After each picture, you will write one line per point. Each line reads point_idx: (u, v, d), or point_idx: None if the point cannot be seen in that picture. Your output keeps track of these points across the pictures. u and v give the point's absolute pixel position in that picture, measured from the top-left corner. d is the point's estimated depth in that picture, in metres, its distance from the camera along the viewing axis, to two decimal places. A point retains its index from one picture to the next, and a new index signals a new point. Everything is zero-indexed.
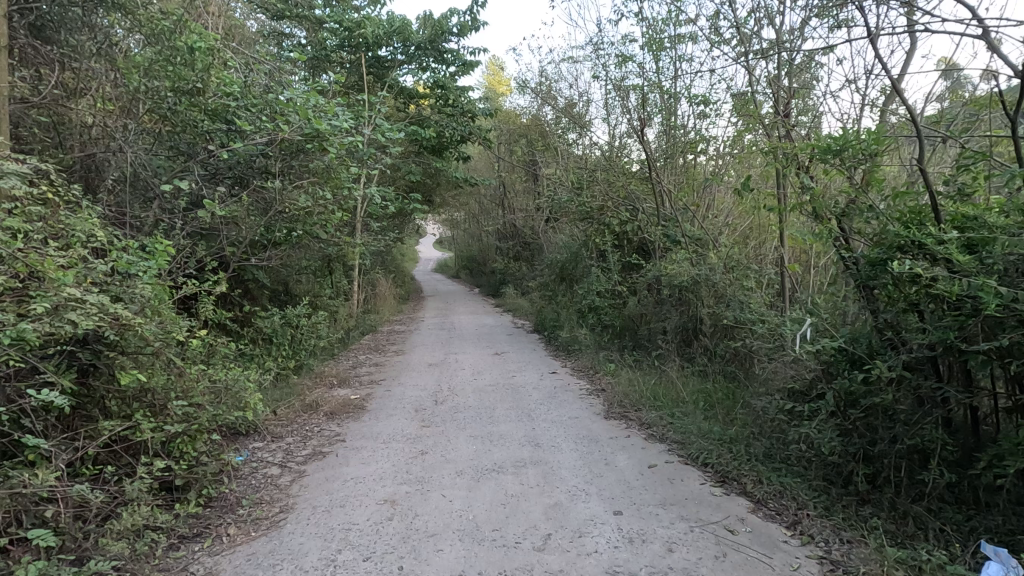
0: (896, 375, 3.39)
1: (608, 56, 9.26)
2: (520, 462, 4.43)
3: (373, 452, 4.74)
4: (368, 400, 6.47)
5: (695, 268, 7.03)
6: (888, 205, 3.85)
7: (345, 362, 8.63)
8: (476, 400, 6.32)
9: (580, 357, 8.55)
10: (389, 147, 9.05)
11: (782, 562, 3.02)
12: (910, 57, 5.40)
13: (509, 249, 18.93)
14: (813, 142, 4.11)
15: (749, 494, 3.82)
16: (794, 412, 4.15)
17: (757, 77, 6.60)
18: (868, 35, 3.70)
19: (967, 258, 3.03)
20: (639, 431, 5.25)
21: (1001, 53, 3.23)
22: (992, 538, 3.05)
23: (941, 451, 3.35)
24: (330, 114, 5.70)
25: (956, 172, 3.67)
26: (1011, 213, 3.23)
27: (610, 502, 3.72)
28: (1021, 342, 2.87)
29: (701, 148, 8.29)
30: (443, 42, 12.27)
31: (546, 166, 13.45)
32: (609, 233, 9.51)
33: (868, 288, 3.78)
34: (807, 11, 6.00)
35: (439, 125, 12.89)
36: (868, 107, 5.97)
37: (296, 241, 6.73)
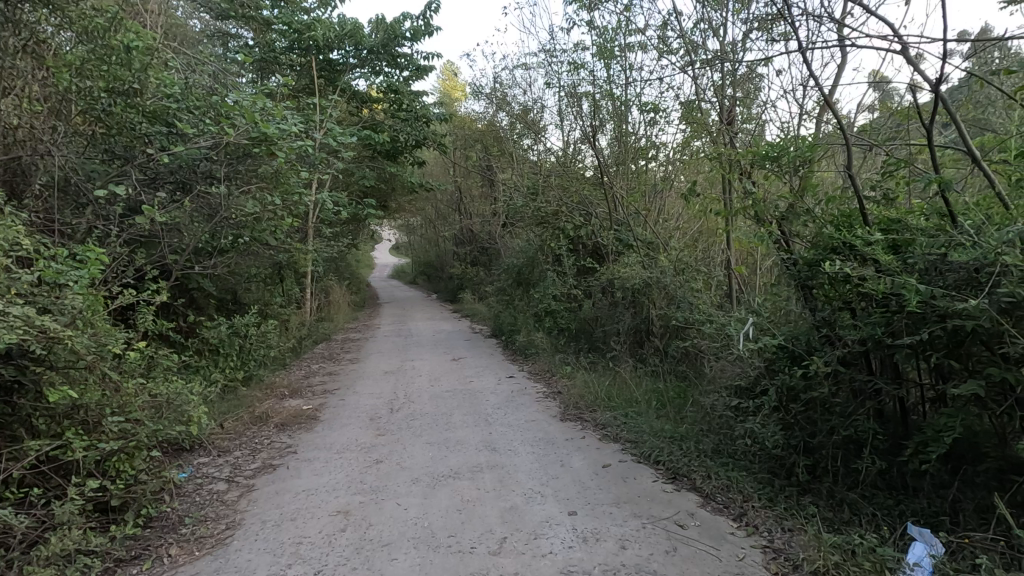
0: (832, 369, 3.58)
1: (561, 63, 9.41)
2: (476, 467, 4.43)
3: (326, 462, 4.63)
4: (321, 410, 6.32)
5: (646, 270, 7.22)
6: (822, 208, 4.06)
7: (297, 372, 8.41)
8: (432, 406, 6.28)
9: (537, 361, 8.62)
10: (342, 152, 8.89)
11: (728, 553, 3.14)
12: (842, 69, 5.72)
13: (466, 254, 18.89)
14: (753, 148, 4.32)
15: (698, 490, 3.96)
16: (739, 408, 4.32)
17: (702, 86, 6.86)
18: (801, 48, 3.91)
19: (891, 258, 3.24)
20: (593, 432, 5.34)
21: (920, 68, 3.46)
22: (918, 521, 3.25)
23: (873, 440, 3.55)
24: (278, 117, 5.54)
25: (883, 178, 3.91)
26: (930, 217, 3.46)
27: (566, 503, 3.76)
28: (941, 336, 3.08)
29: (651, 155, 8.51)
30: (396, 47, 12.21)
31: (501, 172, 13.50)
32: (563, 238, 9.66)
33: (806, 288, 3.97)
34: (748, 25, 6.28)
35: (393, 130, 12.79)
36: (807, 116, 6.25)
37: (243, 248, 6.52)
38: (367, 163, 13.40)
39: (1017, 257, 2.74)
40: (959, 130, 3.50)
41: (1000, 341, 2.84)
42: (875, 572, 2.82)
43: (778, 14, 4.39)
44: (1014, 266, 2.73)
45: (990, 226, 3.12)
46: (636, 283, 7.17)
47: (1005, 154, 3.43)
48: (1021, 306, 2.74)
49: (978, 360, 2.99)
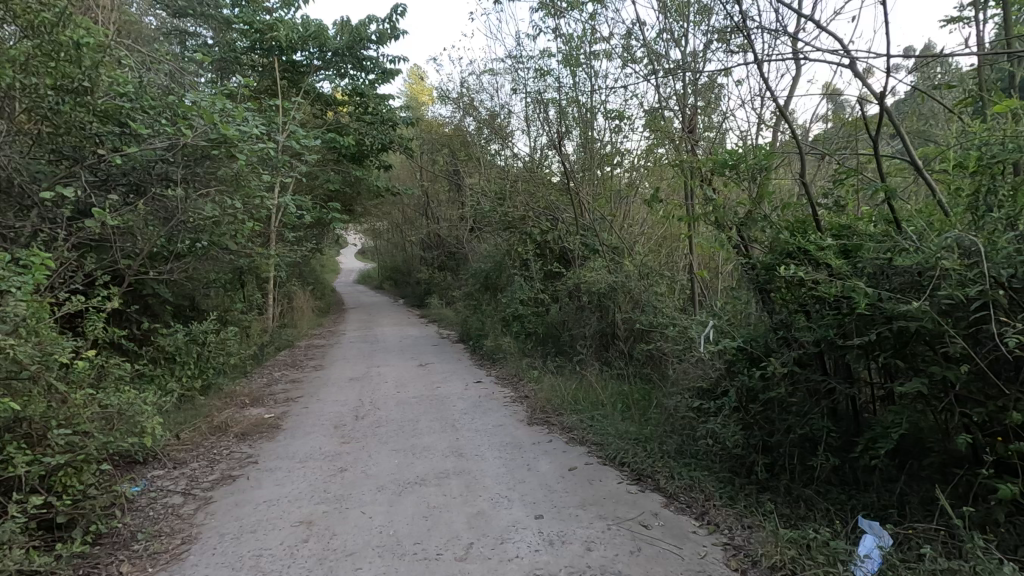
0: (788, 370, 3.70)
1: (528, 69, 9.48)
2: (443, 473, 4.39)
3: (289, 472, 4.52)
4: (284, 418, 6.17)
5: (612, 275, 7.34)
6: (778, 214, 4.21)
7: (259, 380, 8.19)
8: (399, 413, 6.20)
9: (504, 365, 8.63)
10: (306, 154, 8.73)
11: (691, 551, 3.21)
12: (797, 81, 5.95)
13: (433, 259, 18.78)
14: (713, 156, 4.45)
15: (662, 490, 4.03)
16: (701, 409, 4.42)
17: (665, 95, 7.02)
18: (758, 60, 4.04)
19: (841, 263, 3.38)
20: (560, 435, 5.38)
21: (868, 82, 3.62)
22: (869, 514, 3.40)
23: (827, 438, 3.69)
24: (238, 119, 5.42)
25: (834, 186, 4.09)
26: (877, 224, 3.63)
27: (533, 507, 3.78)
28: (889, 336, 3.22)
29: (616, 161, 8.65)
30: (362, 50, 12.09)
31: (468, 176, 13.49)
32: (531, 243, 9.72)
33: (764, 291, 4.11)
34: (708, 37, 6.47)
35: (358, 133, 12.64)
36: (764, 126, 6.46)
37: (202, 252, 6.33)
38: (332, 166, 13.20)
39: (956, 262, 2.90)
40: (902, 141, 3.68)
41: (941, 341, 3.00)
42: (828, 565, 2.93)
43: (736, 27, 4.53)
44: (952, 270, 2.89)
45: (932, 232, 3.30)
46: (602, 288, 7.27)
47: (944, 164, 3.63)
48: (960, 308, 2.90)
49: (922, 359, 3.15)
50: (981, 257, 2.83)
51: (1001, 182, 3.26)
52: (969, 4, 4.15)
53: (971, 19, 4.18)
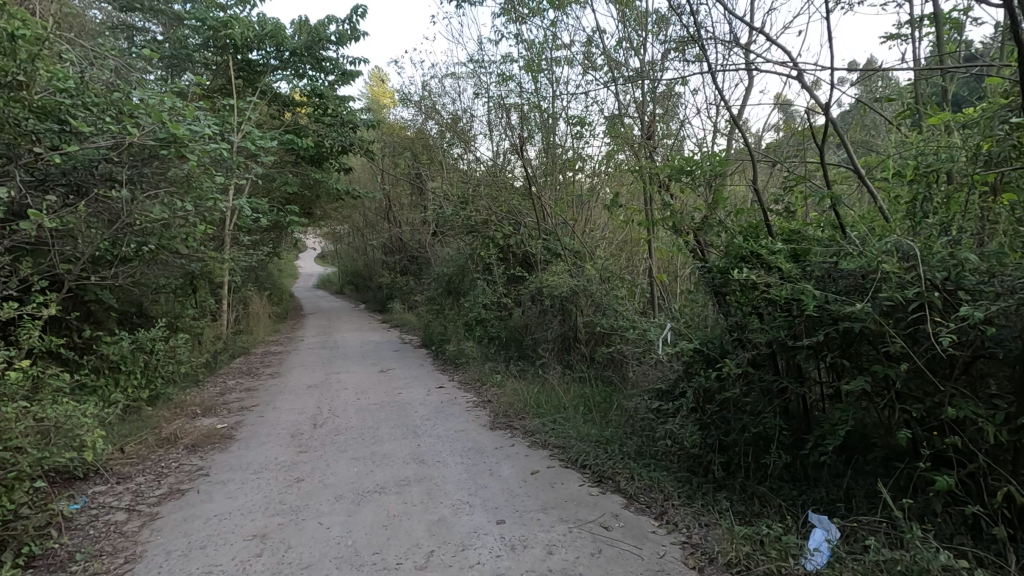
0: (742, 371, 3.81)
1: (490, 74, 9.50)
2: (403, 480, 4.33)
3: (242, 484, 4.35)
4: (238, 428, 5.95)
5: (573, 279, 7.41)
6: (733, 220, 4.33)
7: (211, 389, 7.89)
8: (359, 420, 6.08)
9: (467, 370, 8.56)
10: (261, 156, 8.49)
11: (651, 551, 3.25)
12: (750, 91, 6.17)
13: (395, 263, 18.56)
14: (670, 163, 4.56)
15: (623, 491, 4.08)
16: (660, 410, 4.51)
17: (625, 102, 7.15)
18: (712, 70, 4.16)
19: (792, 266, 3.50)
20: (522, 439, 5.38)
21: (815, 94, 3.78)
22: (818, 509, 3.52)
23: (779, 436, 3.81)
24: (189, 118, 5.23)
25: (784, 192, 4.25)
26: (825, 229, 3.78)
27: (494, 512, 3.76)
28: (835, 337, 3.36)
29: (579, 166, 8.76)
30: (321, 50, 11.87)
31: (431, 180, 13.39)
32: (493, 247, 9.72)
33: (720, 294, 4.21)
34: (666, 46, 6.64)
35: (318, 135, 12.37)
36: (719, 134, 6.66)
37: (149, 256, 6.06)
38: (290, 168, 12.90)
39: (896, 265, 3.04)
40: (846, 151, 3.85)
41: (883, 341, 3.14)
42: (781, 560, 3.02)
43: (692, 38, 4.66)
44: (892, 273, 3.03)
45: (873, 237, 3.46)
46: (564, 292, 7.33)
47: (885, 173, 3.82)
48: (899, 309, 3.05)
49: (865, 359, 3.29)
50: (918, 261, 2.98)
51: (935, 190, 3.46)
52: (907, 23, 4.37)
53: (909, 36, 4.41)
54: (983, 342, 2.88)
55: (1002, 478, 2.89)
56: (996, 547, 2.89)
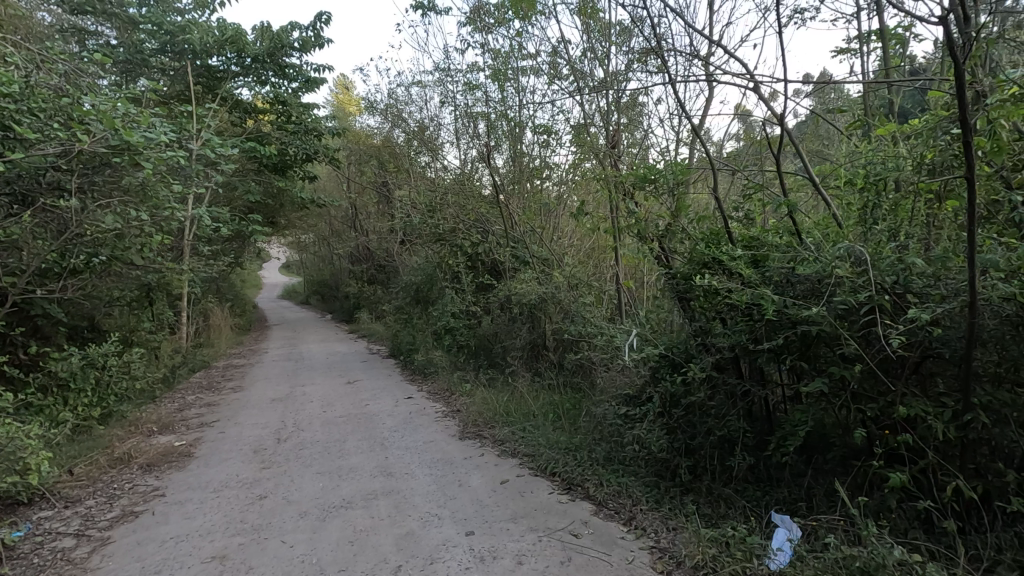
0: (706, 375, 3.88)
1: (457, 83, 9.51)
2: (370, 494, 4.23)
3: (200, 503, 4.19)
4: (197, 445, 5.74)
5: (541, 286, 7.46)
6: (694, 227, 4.43)
7: (169, 405, 7.59)
8: (324, 434, 5.94)
9: (435, 380, 8.48)
10: (220, 163, 8.26)
11: (619, 557, 3.27)
12: (710, 102, 6.34)
13: (362, 272, 18.32)
14: (633, 172, 4.65)
15: (591, 498, 4.09)
16: (628, 415, 4.55)
17: (591, 111, 7.25)
18: (672, 81, 4.26)
19: (751, 272, 3.59)
20: (492, 448, 5.34)
21: (770, 105, 3.90)
22: (780, 508, 3.60)
23: (743, 438, 3.89)
24: (144, 125, 5.03)
25: (743, 200, 4.36)
26: (782, 235, 3.89)
27: (463, 523, 3.72)
28: (794, 340, 3.44)
29: (546, 174, 8.81)
30: (284, 57, 11.68)
31: (397, 188, 13.26)
32: (461, 255, 9.69)
33: (684, 300, 4.28)
34: (629, 57, 6.77)
35: (281, 142, 12.15)
36: (682, 143, 6.80)
37: (101, 269, 5.83)
38: (253, 176, 12.62)
39: (848, 270, 3.15)
40: (801, 160, 3.97)
41: (838, 343, 3.24)
42: (745, 560, 3.07)
43: (654, 50, 4.77)
44: (845, 277, 3.14)
45: (828, 243, 3.58)
46: (533, 299, 7.37)
47: (837, 181, 3.96)
48: (853, 312, 3.16)
49: (823, 361, 3.39)
50: (869, 266, 3.09)
51: (884, 198, 3.61)
52: (856, 38, 4.51)
53: (858, 51, 4.59)
54: (931, 343, 3.01)
55: (950, 473, 3.02)
56: (947, 540, 3.01)
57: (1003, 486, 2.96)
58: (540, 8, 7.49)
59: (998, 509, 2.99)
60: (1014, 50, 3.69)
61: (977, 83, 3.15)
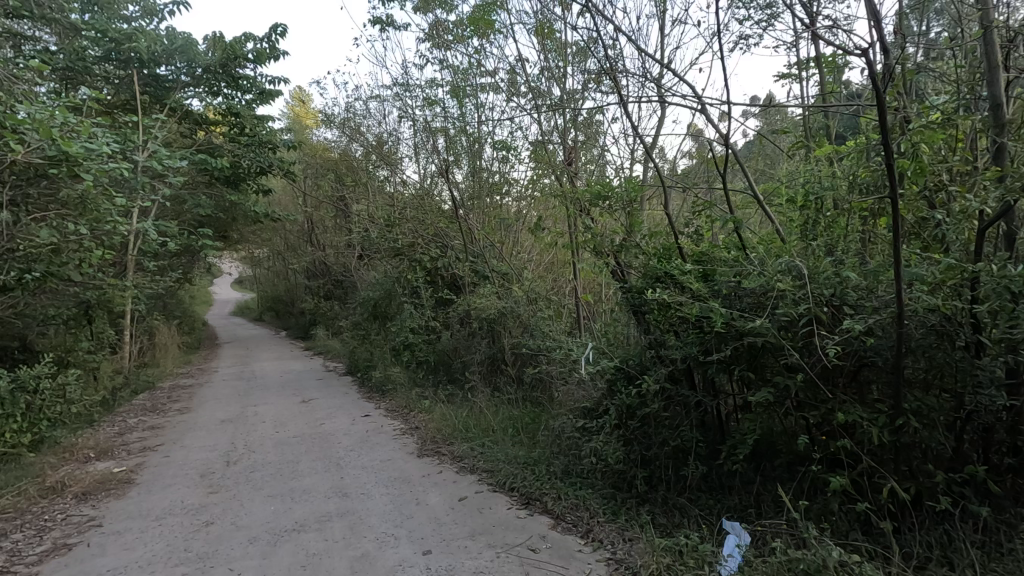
0: (659, 386, 3.98)
1: (415, 98, 9.53)
2: (324, 516, 4.12)
3: (141, 533, 3.97)
4: (138, 471, 5.45)
5: (501, 300, 7.51)
6: (647, 242, 4.56)
7: (108, 428, 7.19)
8: (277, 455, 5.75)
9: (394, 397, 8.34)
10: (168, 176, 7.98)
11: (576, 570, 3.29)
12: (664, 121, 6.57)
13: (319, 288, 17.91)
14: (588, 188, 4.77)
15: (550, 511, 4.11)
16: (585, 428, 4.59)
17: (549, 128, 7.38)
18: (625, 101, 4.41)
19: (701, 285, 3.72)
20: (450, 465, 5.29)
21: (716, 126, 4.08)
22: (731, 515, 3.71)
23: (696, 448, 3.99)
24: (84, 135, 4.81)
25: (694, 217, 4.52)
26: (730, 250, 4.05)
27: (420, 543, 3.66)
28: (741, 350, 3.57)
29: (505, 190, 8.88)
30: (238, 68, 11.44)
31: (355, 203, 13.08)
32: (421, 269, 9.62)
33: (638, 313, 4.39)
34: (585, 76, 6.94)
35: (234, 155, 11.83)
36: (636, 161, 7.00)
37: (34, 286, 5.53)
38: (203, 189, 12.21)
39: (789, 283, 3.30)
40: (747, 178, 4.16)
41: (782, 354, 3.39)
42: (697, 568, 3.14)
43: (608, 70, 4.92)
44: (787, 290, 3.29)
45: (771, 257, 3.74)
46: (492, 313, 7.40)
47: (781, 199, 4.17)
48: (795, 324, 3.31)
49: (769, 371, 3.53)
50: (808, 279, 3.25)
51: (822, 216, 3.78)
52: (796, 64, 4.74)
53: (799, 77, 4.85)
54: (866, 352, 3.18)
55: (886, 476, 3.19)
56: (884, 540, 3.17)
57: (934, 487, 3.14)
58: (498, 26, 7.62)
59: (928, 508, 3.17)
60: (937, 79, 3.98)
61: (903, 109, 3.38)
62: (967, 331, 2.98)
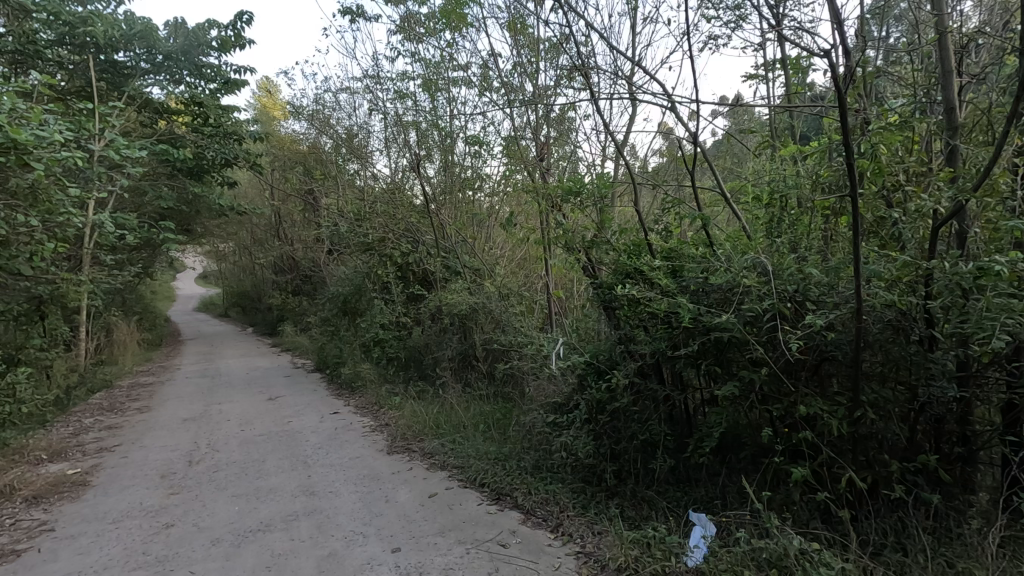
0: (628, 381, 4.03)
1: (387, 91, 9.39)
2: (291, 515, 4.04)
3: (96, 537, 3.82)
4: (93, 473, 5.23)
5: (472, 296, 7.49)
6: (618, 238, 4.61)
7: (61, 429, 6.89)
8: (242, 454, 5.61)
9: (363, 394, 8.23)
10: (126, 166, 7.67)
11: (546, 564, 3.31)
12: (635, 118, 6.62)
13: (287, 283, 17.53)
14: (560, 184, 4.78)
15: (520, 506, 4.12)
16: (556, 423, 4.62)
17: (522, 124, 7.37)
18: (597, 98, 4.42)
19: (669, 281, 3.77)
20: (421, 462, 5.25)
21: (685, 124, 4.13)
22: (698, 507, 3.78)
23: (664, 441, 4.05)
24: (35, 122, 4.58)
25: (663, 215, 4.57)
26: (698, 246, 4.11)
27: (389, 540, 3.62)
28: (709, 345, 3.63)
29: (477, 185, 8.84)
30: (201, 56, 11.08)
31: (324, 196, 12.83)
32: (391, 265, 9.51)
33: (609, 309, 4.43)
34: (558, 72, 6.94)
35: (197, 146, 11.45)
36: (608, 158, 7.04)
37: None
38: (164, 180, 11.79)
39: (755, 279, 3.37)
40: (715, 177, 4.23)
41: (747, 348, 3.46)
42: (664, 560, 3.18)
43: (581, 67, 4.93)
44: (753, 287, 3.36)
45: (737, 254, 3.81)
46: (463, 309, 7.38)
47: (747, 198, 4.25)
48: (760, 319, 3.38)
49: (736, 365, 3.60)
50: (772, 275, 3.33)
51: (787, 214, 3.90)
52: (763, 65, 4.83)
53: (766, 78, 4.95)
54: (826, 346, 3.28)
55: (844, 466, 3.29)
56: (842, 528, 3.27)
57: (889, 476, 3.25)
58: (470, 20, 7.55)
59: (883, 497, 3.29)
60: (895, 83, 4.11)
61: (864, 112, 3.49)
62: (921, 326, 3.10)
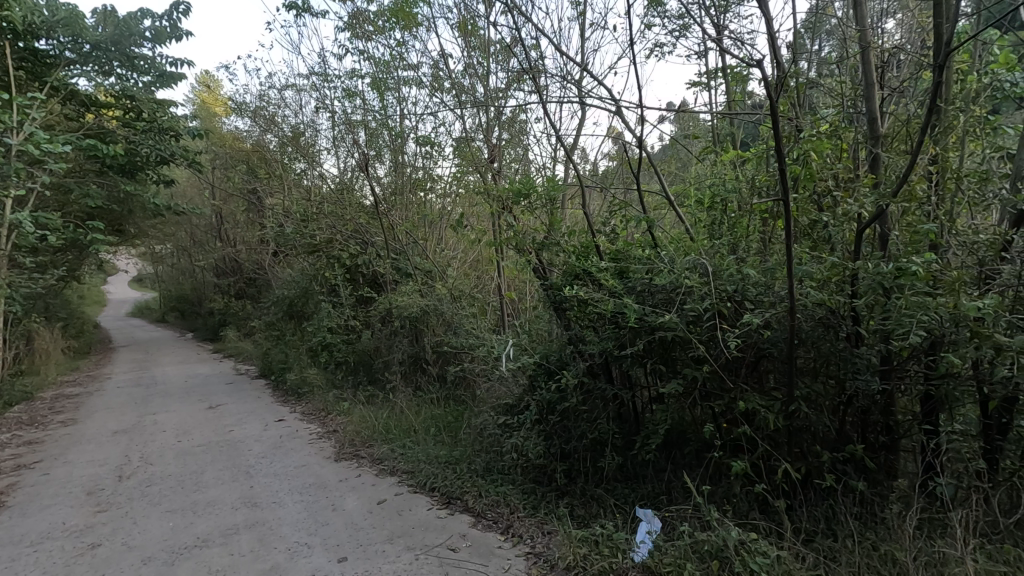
0: (577, 381, 4.08)
1: (334, 89, 9.16)
2: (230, 529, 3.86)
3: (11, 562, 3.53)
4: (8, 493, 4.83)
5: (423, 299, 7.41)
6: (567, 240, 4.65)
7: None
8: (178, 466, 5.32)
9: (310, 400, 7.99)
10: (48, 161, 7.14)
11: (495, 566, 3.30)
12: (585, 122, 6.71)
13: (229, 286, 16.80)
14: (509, 186, 4.79)
15: (470, 510, 4.09)
16: (507, 425, 4.63)
17: (473, 126, 7.35)
18: (545, 101, 4.45)
19: (616, 282, 3.84)
20: (369, 468, 5.14)
21: (631, 128, 4.21)
22: (644, 503, 3.87)
23: (613, 439, 4.12)
24: None
25: (611, 217, 4.65)
26: (643, 248, 4.20)
27: (335, 550, 3.52)
28: (653, 344, 3.72)
29: (429, 186, 8.74)
30: (133, 47, 10.48)
31: (268, 196, 12.37)
32: (339, 267, 9.28)
33: (559, 310, 4.46)
34: (508, 74, 6.96)
35: (129, 141, 10.80)
36: (558, 160, 7.12)
37: None
38: (92, 178, 11.05)
39: (696, 280, 3.47)
40: (660, 180, 4.33)
41: (690, 347, 3.57)
42: (611, 556, 3.24)
43: (531, 69, 4.95)
44: (695, 287, 3.46)
45: (680, 255, 3.92)
46: (415, 312, 7.28)
47: (690, 202, 4.39)
48: (702, 318, 3.48)
49: (679, 363, 3.70)
50: (712, 276, 3.43)
51: (727, 217, 4.07)
52: (705, 74, 5.00)
53: (708, 87, 5.12)
54: (763, 344, 3.42)
55: (780, 458, 3.45)
56: (778, 517, 3.43)
57: (820, 466, 3.43)
58: (420, 20, 7.48)
59: (815, 486, 3.47)
60: (826, 93, 4.33)
61: (797, 120, 3.66)
62: (848, 323, 3.26)
